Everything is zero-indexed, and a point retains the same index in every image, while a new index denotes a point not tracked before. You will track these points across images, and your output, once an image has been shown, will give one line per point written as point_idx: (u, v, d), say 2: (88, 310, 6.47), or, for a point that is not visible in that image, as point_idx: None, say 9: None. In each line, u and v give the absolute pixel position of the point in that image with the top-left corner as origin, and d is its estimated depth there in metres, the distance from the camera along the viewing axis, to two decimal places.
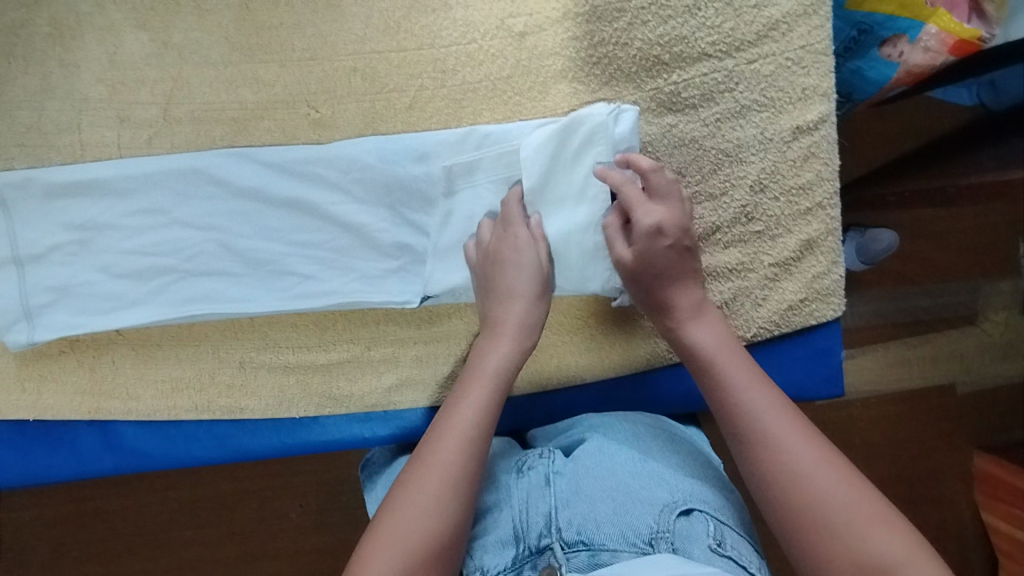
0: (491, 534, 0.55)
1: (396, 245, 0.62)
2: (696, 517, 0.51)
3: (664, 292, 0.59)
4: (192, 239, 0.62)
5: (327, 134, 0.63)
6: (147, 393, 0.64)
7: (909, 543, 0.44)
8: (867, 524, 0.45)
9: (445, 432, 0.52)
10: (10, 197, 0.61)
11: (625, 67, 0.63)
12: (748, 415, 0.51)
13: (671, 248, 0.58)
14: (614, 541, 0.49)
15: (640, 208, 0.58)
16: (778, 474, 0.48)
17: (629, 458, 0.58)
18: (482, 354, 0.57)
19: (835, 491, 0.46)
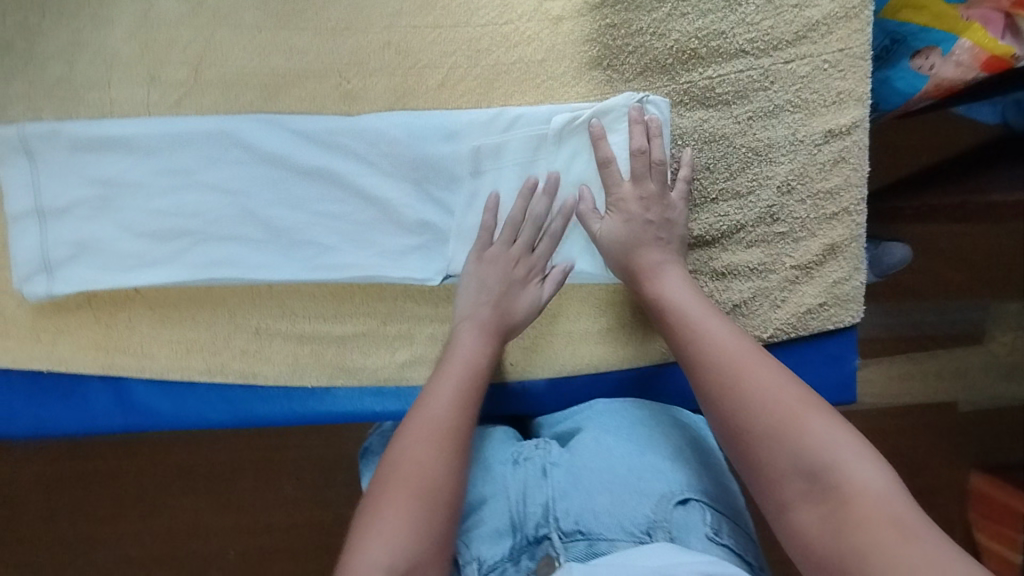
0: (486, 527, 0.55)
1: (419, 222, 0.62)
2: (693, 506, 0.53)
3: (631, 242, 0.60)
4: (216, 203, 0.62)
5: (356, 106, 0.62)
6: (161, 351, 0.64)
7: (839, 437, 0.46)
8: (795, 425, 0.47)
9: (434, 394, 0.54)
10: (37, 148, 0.60)
11: (660, 58, 0.62)
12: (696, 343, 0.54)
13: (631, 221, 0.59)
14: (612, 530, 0.51)
15: (609, 189, 0.60)
16: (721, 393, 0.51)
17: (625, 449, 0.58)
18: (461, 328, 0.58)
19: (766, 399, 0.49)
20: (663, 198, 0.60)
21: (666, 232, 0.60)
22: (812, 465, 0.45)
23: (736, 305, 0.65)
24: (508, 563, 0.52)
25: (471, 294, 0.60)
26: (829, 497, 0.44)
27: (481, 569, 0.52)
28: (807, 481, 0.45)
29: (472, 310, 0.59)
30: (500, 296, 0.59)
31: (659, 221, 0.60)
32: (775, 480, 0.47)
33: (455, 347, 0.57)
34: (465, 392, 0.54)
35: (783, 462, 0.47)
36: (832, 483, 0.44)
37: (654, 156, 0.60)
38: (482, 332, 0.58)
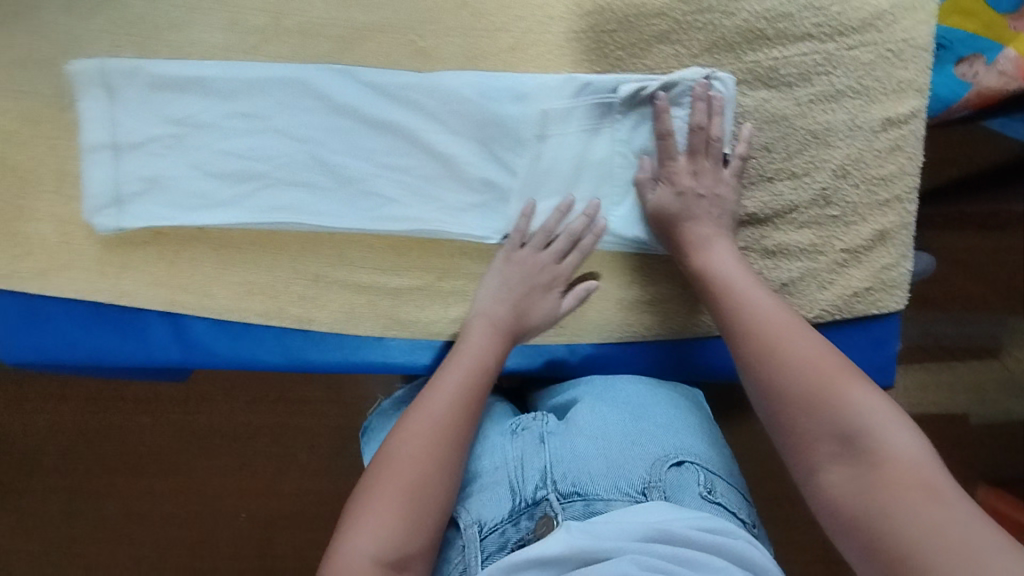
0: (485, 490, 0.55)
1: (482, 181, 0.64)
2: (687, 467, 0.55)
3: (677, 217, 0.62)
4: (286, 149, 0.63)
5: (428, 63, 0.63)
6: (222, 292, 0.65)
7: (878, 406, 0.47)
8: (832, 392, 0.49)
9: (437, 391, 0.55)
10: (116, 83, 0.62)
11: (728, 36, 0.63)
12: (738, 313, 0.57)
13: (682, 194, 0.62)
14: (608, 491, 0.53)
15: (665, 161, 0.62)
16: (759, 360, 0.53)
17: (620, 419, 0.59)
18: (472, 327, 0.61)
19: (804, 365, 0.51)
20: (717, 175, 0.63)
21: (716, 207, 0.62)
22: (847, 427, 0.47)
23: (784, 284, 0.67)
24: (507, 526, 0.52)
25: (489, 297, 0.62)
26: (863, 459, 0.46)
27: (481, 532, 0.52)
28: (840, 444, 0.47)
29: (484, 311, 0.62)
30: (509, 304, 0.62)
31: (708, 194, 0.62)
32: (808, 443, 0.49)
33: (463, 346, 0.59)
34: (467, 390, 0.56)
35: (817, 425, 0.49)
36: (865, 447, 0.46)
37: (712, 133, 0.62)
38: (486, 335, 0.60)
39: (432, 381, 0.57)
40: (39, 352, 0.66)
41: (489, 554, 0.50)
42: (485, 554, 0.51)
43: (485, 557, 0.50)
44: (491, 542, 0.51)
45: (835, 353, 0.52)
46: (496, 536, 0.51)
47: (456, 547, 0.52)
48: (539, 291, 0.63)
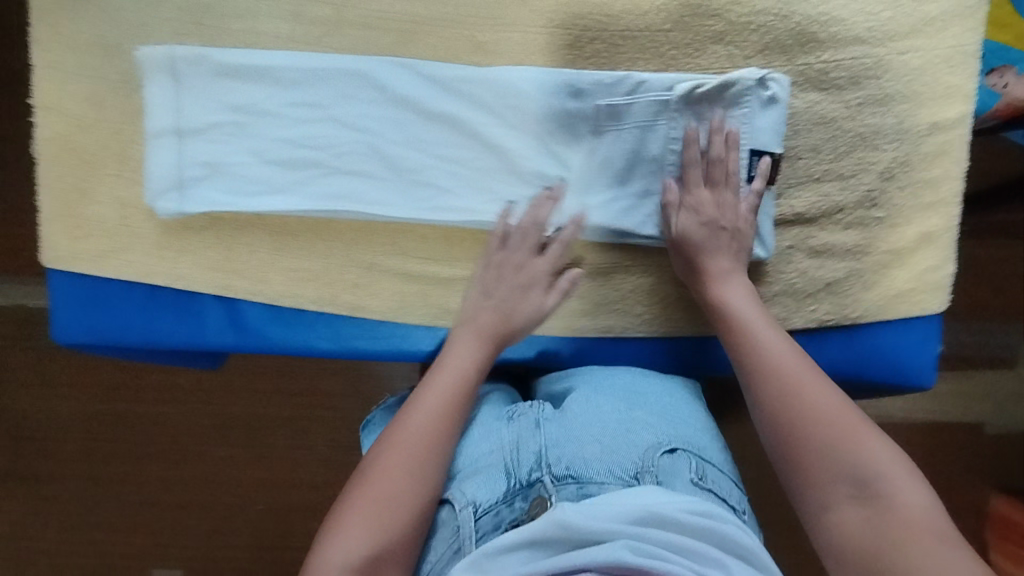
0: (481, 472, 0.57)
1: (536, 174, 0.65)
2: (679, 454, 0.58)
3: (694, 249, 0.63)
4: (345, 139, 0.64)
5: (487, 59, 0.64)
6: (278, 277, 0.67)
7: (890, 457, 0.52)
8: (851, 439, 0.53)
9: (421, 408, 0.57)
10: (182, 69, 0.63)
11: (781, 39, 0.65)
12: (756, 353, 0.59)
13: (704, 224, 0.63)
14: (602, 475, 0.54)
15: (689, 189, 0.64)
16: (779, 402, 0.56)
17: (614, 407, 0.61)
18: (457, 337, 0.62)
19: (825, 416, 0.54)
20: (736, 206, 0.63)
21: (738, 242, 0.64)
22: (862, 476, 0.51)
23: (829, 284, 0.68)
24: (502, 506, 0.53)
25: (474, 306, 0.64)
26: (876, 504, 0.50)
27: (476, 513, 0.53)
28: (855, 488, 0.51)
29: (469, 320, 0.63)
30: (492, 314, 0.63)
31: (730, 227, 0.63)
32: (822, 483, 0.53)
33: (446, 358, 0.61)
34: (450, 404, 0.58)
35: (834, 470, 0.52)
36: (879, 493, 0.50)
37: (731, 167, 0.63)
38: (469, 347, 0.62)
39: (417, 393, 0.59)
40: (94, 332, 0.67)
41: (484, 533, 0.52)
42: (479, 534, 0.52)
43: (479, 536, 0.52)
44: (486, 522, 0.52)
45: (851, 403, 0.56)
46: (491, 516, 0.52)
47: (450, 527, 0.54)
48: (526, 294, 0.64)
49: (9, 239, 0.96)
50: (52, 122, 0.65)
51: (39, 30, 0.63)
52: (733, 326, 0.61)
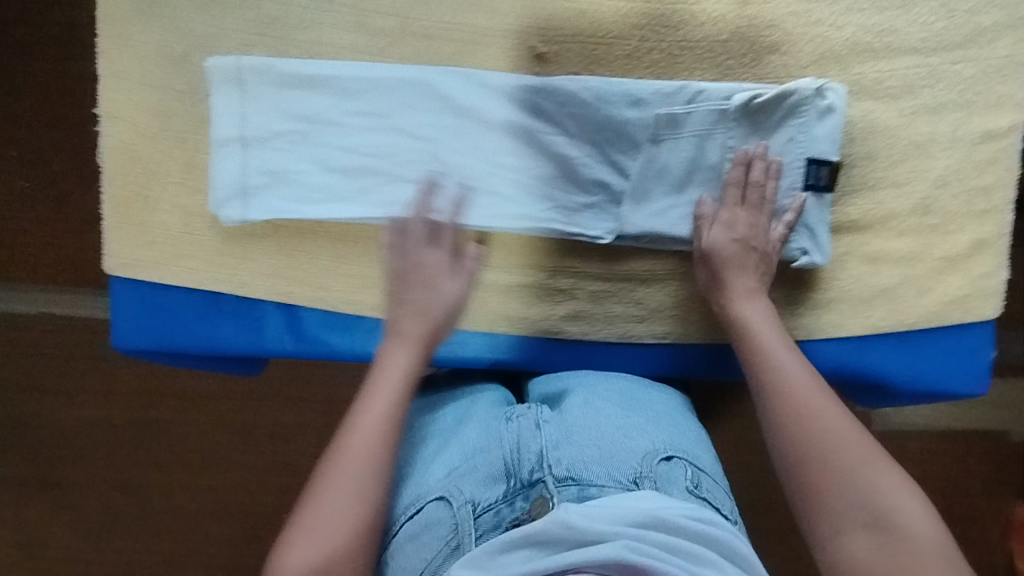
0: (478, 471, 0.55)
1: (595, 183, 0.65)
2: (676, 462, 0.56)
3: (721, 265, 0.64)
4: (407, 147, 0.65)
5: (547, 68, 0.66)
6: (338, 285, 0.67)
7: (904, 488, 0.51)
8: (867, 467, 0.52)
9: (360, 422, 0.55)
10: (248, 78, 0.64)
11: (836, 49, 0.66)
12: (775, 373, 0.59)
13: (737, 241, 0.63)
14: (602, 478, 0.53)
15: (725, 206, 0.64)
16: (796, 422, 0.56)
17: (611, 412, 0.61)
18: (394, 344, 0.59)
19: (838, 443, 0.54)
20: (766, 228, 0.64)
21: (764, 265, 0.64)
22: (875, 504, 0.51)
23: (883, 290, 0.68)
24: (503, 505, 0.51)
25: (394, 307, 0.61)
26: (890, 533, 0.49)
27: (475, 511, 0.51)
28: (870, 515, 0.50)
29: (409, 326, 0.60)
30: (426, 321, 0.60)
31: (758, 247, 0.64)
32: (836, 508, 0.52)
33: (381, 366, 0.58)
34: (390, 415, 0.55)
35: (846, 497, 0.52)
36: (893, 523, 0.50)
37: (768, 192, 0.64)
38: (408, 355, 0.59)
39: (356, 405, 0.56)
40: (154, 339, 0.67)
41: (484, 533, 0.50)
42: (480, 532, 0.50)
43: (479, 536, 0.50)
44: (485, 521, 0.51)
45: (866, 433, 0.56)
46: (491, 514, 0.51)
47: (445, 527, 0.51)
48: (428, 291, 0.61)
49: (49, 249, 0.96)
50: (117, 131, 0.65)
51: (105, 39, 0.64)
52: (747, 348, 0.61)
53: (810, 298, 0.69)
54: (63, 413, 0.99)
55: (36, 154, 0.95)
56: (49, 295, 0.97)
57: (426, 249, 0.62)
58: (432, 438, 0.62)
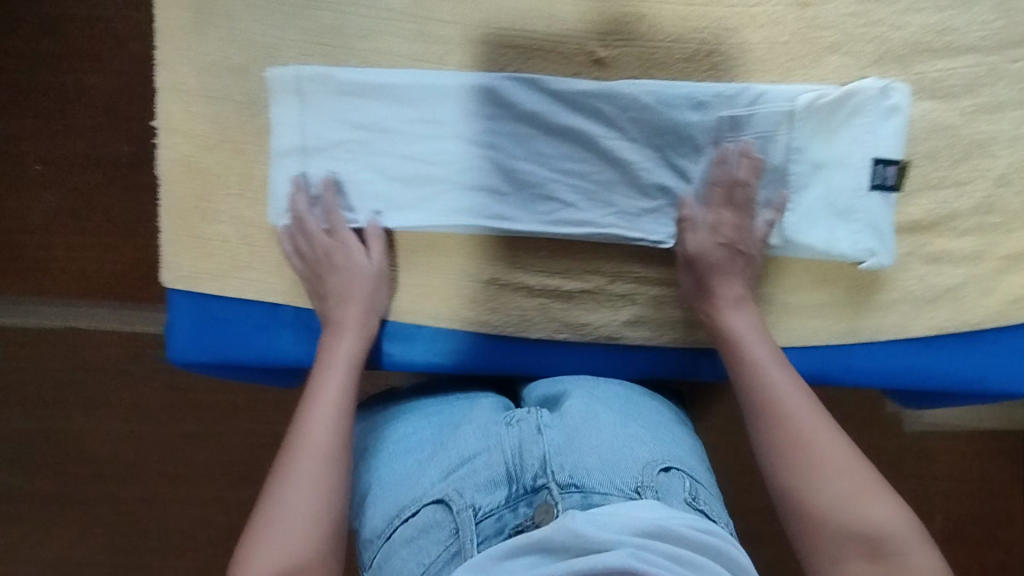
0: (475, 476, 0.53)
1: (657, 186, 0.65)
2: (674, 474, 0.55)
3: (710, 279, 0.65)
4: (468, 154, 0.65)
5: (606, 73, 0.65)
6: (399, 294, 0.67)
7: (899, 514, 0.52)
8: (861, 491, 0.53)
9: (315, 416, 0.56)
10: (308, 88, 0.63)
11: (897, 48, 0.65)
12: (768, 388, 0.59)
13: (723, 248, 0.65)
14: (604, 485, 0.51)
15: (710, 209, 0.65)
16: (790, 443, 0.56)
17: (612, 419, 0.59)
18: (336, 333, 0.62)
19: (835, 470, 0.54)
20: (752, 234, 0.65)
21: (749, 267, 0.66)
22: (874, 533, 0.51)
23: (947, 290, 0.68)
24: (505, 511, 0.50)
25: (330, 294, 0.64)
26: (883, 559, 0.50)
27: (476, 516, 0.50)
28: (865, 542, 0.51)
29: (350, 314, 0.63)
30: (365, 307, 0.64)
31: (744, 252, 0.65)
32: (832, 536, 0.52)
33: (326, 355, 0.61)
34: (340, 404, 0.58)
35: (844, 524, 0.52)
36: (887, 550, 0.51)
37: (753, 192, 0.64)
38: (351, 343, 0.62)
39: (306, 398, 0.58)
40: (213, 351, 0.67)
41: (486, 538, 0.49)
42: (481, 538, 0.49)
43: (480, 541, 0.49)
44: (487, 527, 0.49)
45: (859, 452, 0.56)
46: (492, 520, 0.49)
47: (445, 530, 0.50)
48: (357, 271, 0.64)
49: (96, 264, 0.97)
50: (176, 144, 0.65)
51: (163, 52, 0.64)
52: (745, 369, 0.61)
53: (873, 299, 0.68)
54: (114, 429, 1.00)
55: (81, 168, 0.96)
56: (95, 311, 0.98)
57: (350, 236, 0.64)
58: (429, 440, 0.61)
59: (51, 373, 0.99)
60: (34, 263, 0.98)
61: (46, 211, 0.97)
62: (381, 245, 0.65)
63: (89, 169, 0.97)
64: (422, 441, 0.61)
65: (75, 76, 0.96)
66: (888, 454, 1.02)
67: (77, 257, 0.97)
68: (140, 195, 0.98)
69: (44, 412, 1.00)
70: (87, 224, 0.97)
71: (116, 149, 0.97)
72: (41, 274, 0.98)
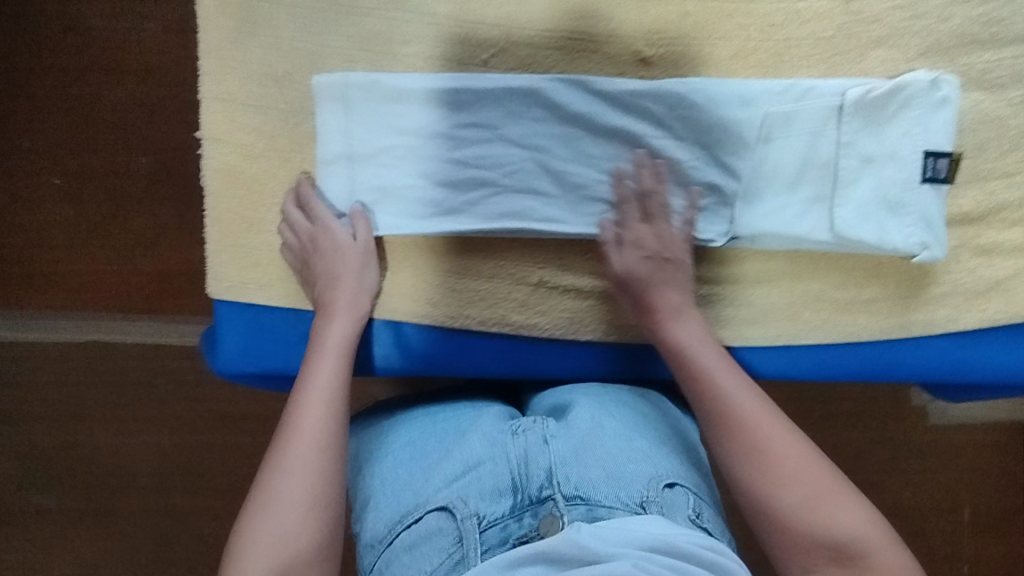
0: (480, 485, 0.54)
1: (706, 185, 0.65)
2: (679, 489, 0.56)
3: (647, 296, 0.64)
4: (514, 157, 0.64)
5: (652, 72, 0.65)
6: (444, 300, 0.66)
7: (863, 514, 0.53)
8: (825, 497, 0.53)
9: (309, 402, 0.57)
10: (354, 95, 0.63)
11: (943, 40, 0.65)
12: (722, 401, 0.59)
13: (649, 259, 0.64)
14: (610, 498, 0.52)
15: (626, 226, 0.64)
16: (751, 457, 0.56)
17: (618, 430, 0.60)
18: (329, 317, 0.62)
19: (793, 478, 0.54)
20: (676, 240, 0.65)
21: (680, 271, 0.65)
22: (839, 538, 0.52)
23: (999, 282, 0.67)
24: (510, 520, 0.52)
25: (320, 278, 0.63)
26: (852, 564, 0.51)
27: (481, 525, 0.51)
28: (834, 549, 0.52)
29: (342, 299, 0.63)
30: (355, 289, 0.63)
31: (672, 259, 0.64)
32: (801, 547, 0.53)
33: (320, 339, 0.61)
34: (334, 390, 0.58)
35: (808, 533, 0.52)
36: (855, 554, 0.51)
37: (661, 197, 0.64)
38: (344, 327, 0.62)
39: (300, 383, 0.59)
40: (260, 362, 0.66)
41: (490, 547, 0.50)
42: (485, 546, 0.50)
43: (484, 550, 0.50)
44: (492, 536, 0.51)
45: (818, 453, 0.56)
46: (496, 530, 0.51)
47: (449, 538, 0.51)
48: (346, 253, 0.63)
49: (119, 277, 0.96)
50: (221, 153, 0.64)
51: (206, 63, 0.64)
52: (694, 382, 0.61)
53: (923, 293, 0.67)
54: (140, 442, 0.98)
55: (108, 180, 0.96)
56: (121, 324, 0.97)
57: (339, 221, 0.64)
58: (433, 447, 0.61)
59: (79, 386, 0.98)
60: (60, 277, 0.97)
61: (73, 224, 0.96)
62: (369, 229, 0.64)
63: (114, 181, 0.96)
64: (428, 447, 0.61)
65: (99, 88, 0.95)
66: (927, 447, 1.01)
67: (102, 269, 0.96)
68: (160, 206, 0.96)
69: (72, 426, 0.99)
70: (113, 237, 0.96)
71: (137, 161, 0.95)
72: (67, 287, 0.97)
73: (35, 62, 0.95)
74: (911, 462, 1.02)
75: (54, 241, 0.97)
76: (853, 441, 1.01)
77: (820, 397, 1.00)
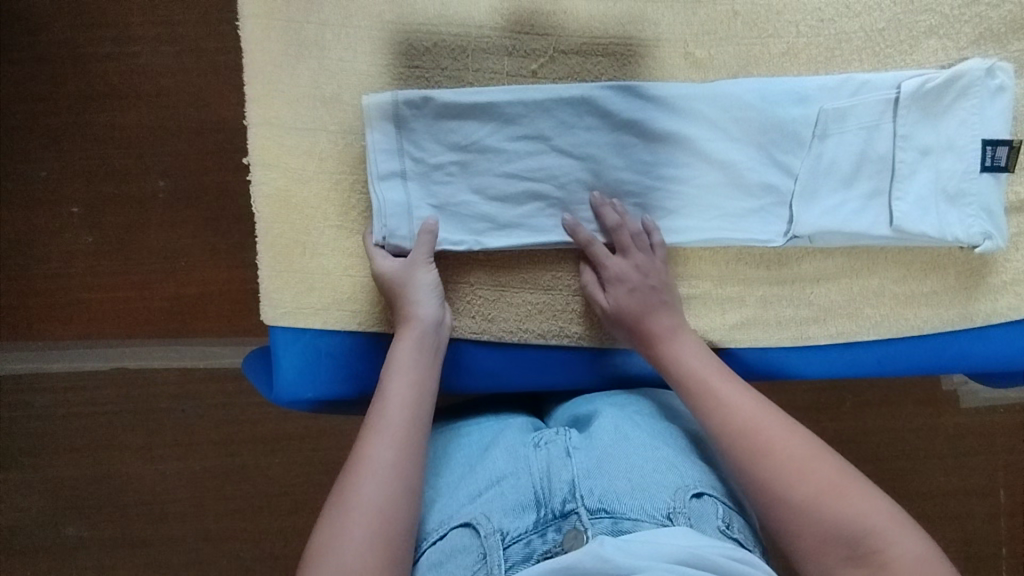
0: (504, 502, 0.51)
1: (762, 186, 0.64)
2: (706, 499, 0.53)
3: (636, 326, 0.62)
4: (568, 167, 0.63)
5: (703, 74, 0.65)
6: (502, 315, 0.65)
7: (875, 507, 0.50)
8: (835, 492, 0.50)
9: (380, 428, 0.53)
10: (405, 114, 0.62)
11: (995, 27, 0.64)
12: (716, 412, 0.56)
13: (635, 290, 0.62)
14: (636, 511, 0.49)
15: (604, 263, 0.63)
16: (750, 463, 0.53)
17: (642, 440, 0.58)
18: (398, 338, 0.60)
19: (799, 475, 0.51)
20: (656, 264, 0.63)
21: (667, 295, 0.63)
22: (850, 536, 0.49)
23: None
24: (533, 536, 0.48)
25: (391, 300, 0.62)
26: (870, 561, 0.48)
27: (505, 541, 0.48)
28: (849, 547, 0.48)
29: (410, 319, 0.60)
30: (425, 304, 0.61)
31: (658, 286, 0.63)
32: (816, 549, 0.49)
33: (392, 359, 0.58)
34: (412, 414, 0.55)
35: (820, 533, 0.49)
36: (872, 550, 0.48)
37: (632, 227, 0.63)
38: (416, 347, 0.59)
39: (374, 408, 0.55)
40: (320, 388, 0.64)
41: (514, 564, 0.47)
42: (509, 563, 0.47)
43: (508, 566, 0.47)
44: (515, 552, 0.48)
45: (822, 447, 0.53)
46: (520, 546, 0.48)
47: (473, 555, 0.48)
48: (410, 269, 0.62)
49: (146, 303, 0.95)
50: (271, 178, 0.64)
51: (254, 87, 0.63)
52: (689, 387, 0.58)
53: (985, 283, 0.66)
54: (173, 469, 0.96)
55: (128, 204, 0.94)
56: (147, 348, 0.95)
57: (382, 252, 0.63)
58: (458, 464, 0.59)
59: (108, 416, 0.96)
60: (83, 305, 0.95)
61: (95, 251, 0.94)
62: (432, 243, 0.63)
63: (133, 206, 0.94)
64: (451, 465, 0.60)
65: (113, 114, 0.93)
66: (974, 434, 1.00)
67: (126, 295, 0.95)
68: (184, 230, 0.94)
69: (102, 456, 0.96)
70: (134, 262, 0.94)
71: (156, 185, 0.93)
72: (90, 315, 0.95)
73: (45, 90, 0.93)
74: (959, 450, 1.00)
75: (75, 269, 0.95)
76: (899, 431, 0.99)
77: (863, 388, 0.99)
